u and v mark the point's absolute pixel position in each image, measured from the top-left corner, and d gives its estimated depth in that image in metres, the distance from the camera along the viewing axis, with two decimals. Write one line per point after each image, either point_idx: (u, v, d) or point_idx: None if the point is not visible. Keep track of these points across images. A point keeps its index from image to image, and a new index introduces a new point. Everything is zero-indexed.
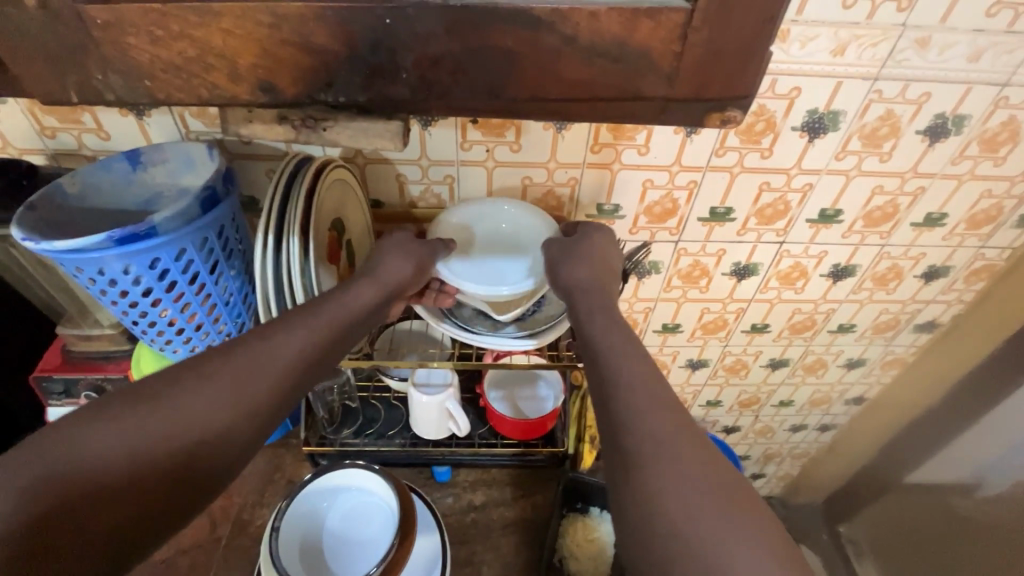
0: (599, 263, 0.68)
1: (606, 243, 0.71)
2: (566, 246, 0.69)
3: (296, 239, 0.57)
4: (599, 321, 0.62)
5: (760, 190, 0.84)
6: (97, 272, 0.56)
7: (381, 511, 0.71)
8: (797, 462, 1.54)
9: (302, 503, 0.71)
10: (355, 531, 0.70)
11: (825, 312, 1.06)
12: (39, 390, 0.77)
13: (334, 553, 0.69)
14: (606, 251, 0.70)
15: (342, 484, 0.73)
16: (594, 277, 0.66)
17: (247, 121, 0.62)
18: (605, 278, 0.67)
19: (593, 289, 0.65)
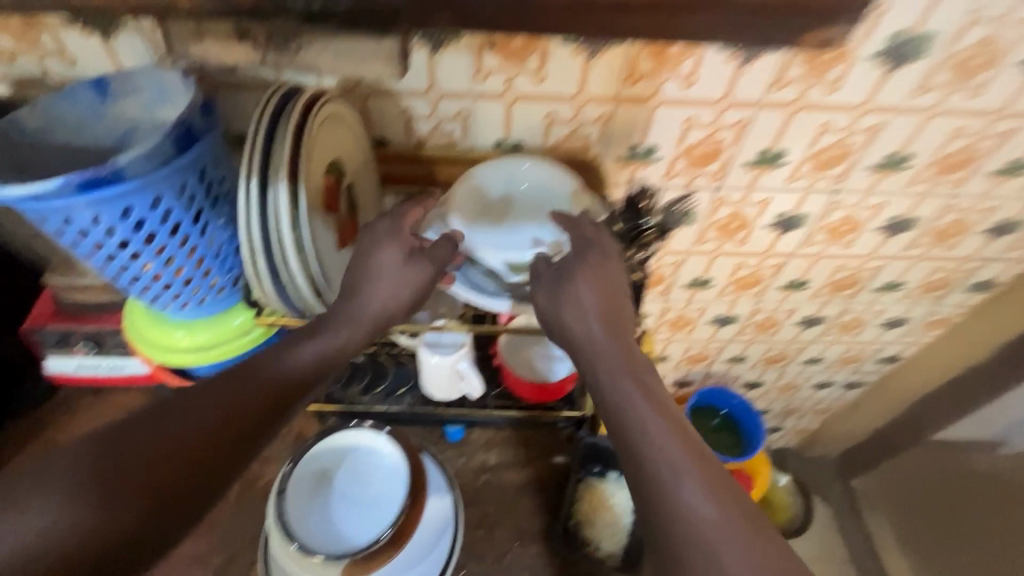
0: (602, 309, 0.56)
1: (602, 277, 0.57)
2: (556, 290, 0.57)
3: (284, 187, 0.49)
4: (614, 385, 0.51)
5: (820, 131, 0.73)
6: (64, 222, 0.49)
7: (391, 472, 0.67)
8: (817, 417, 1.50)
9: (309, 463, 0.67)
10: (364, 491, 0.67)
11: (872, 269, 0.97)
12: (33, 341, 0.73)
13: (342, 514, 0.65)
14: (607, 287, 0.56)
15: (351, 443, 0.69)
16: (602, 332, 0.55)
17: (197, 38, 0.57)
18: (613, 326, 0.55)
19: (605, 349, 0.54)
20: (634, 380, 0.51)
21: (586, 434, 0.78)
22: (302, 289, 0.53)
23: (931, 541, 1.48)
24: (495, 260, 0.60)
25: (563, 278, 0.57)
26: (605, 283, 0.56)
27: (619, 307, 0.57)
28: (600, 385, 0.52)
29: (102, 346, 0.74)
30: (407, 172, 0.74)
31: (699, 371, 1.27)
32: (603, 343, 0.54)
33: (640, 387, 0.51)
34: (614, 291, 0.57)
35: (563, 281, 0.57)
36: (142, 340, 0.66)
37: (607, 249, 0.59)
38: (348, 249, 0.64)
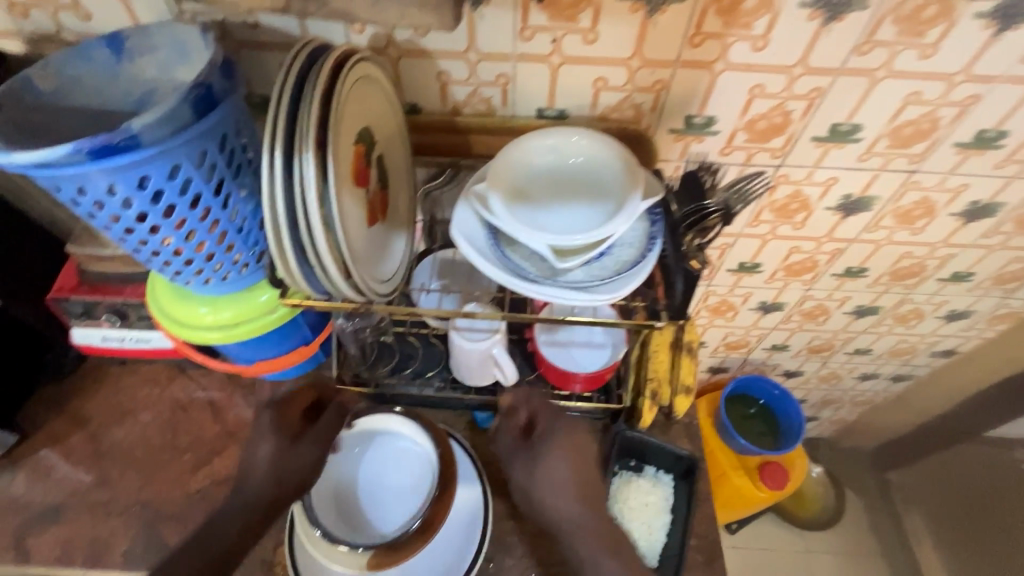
0: (581, 488, 0.60)
1: (575, 451, 0.61)
2: (531, 461, 0.61)
3: (311, 157, 0.44)
4: (591, 555, 0.58)
5: (905, 103, 0.64)
6: (78, 190, 0.46)
7: (417, 462, 0.65)
8: (856, 409, 1.43)
9: (333, 450, 0.65)
10: (391, 481, 0.65)
11: (941, 258, 0.89)
12: (59, 311, 0.71)
13: (368, 506, 0.64)
14: (578, 460, 0.61)
15: (377, 431, 0.67)
16: (580, 512, 0.59)
17: None
18: (590, 498, 0.60)
19: (583, 522, 0.59)
20: (612, 554, 0.58)
21: (622, 427, 0.75)
22: (329, 271, 0.48)
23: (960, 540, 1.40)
24: (535, 240, 0.51)
25: (535, 453, 0.61)
26: (576, 454, 0.61)
27: (593, 481, 0.61)
28: (583, 561, 0.58)
29: (127, 319, 0.73)
30: (440, 141, 0.68)
31: (735, 358, 1.22)
32: (581, 519, 0.59)
33: (618, 561, 0.57)
34: (587, 462, 0.61)
35: (536, 455, 0.60)
36: (164, 315, 0.63)
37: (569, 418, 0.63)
38: (377, 225, 0.59)
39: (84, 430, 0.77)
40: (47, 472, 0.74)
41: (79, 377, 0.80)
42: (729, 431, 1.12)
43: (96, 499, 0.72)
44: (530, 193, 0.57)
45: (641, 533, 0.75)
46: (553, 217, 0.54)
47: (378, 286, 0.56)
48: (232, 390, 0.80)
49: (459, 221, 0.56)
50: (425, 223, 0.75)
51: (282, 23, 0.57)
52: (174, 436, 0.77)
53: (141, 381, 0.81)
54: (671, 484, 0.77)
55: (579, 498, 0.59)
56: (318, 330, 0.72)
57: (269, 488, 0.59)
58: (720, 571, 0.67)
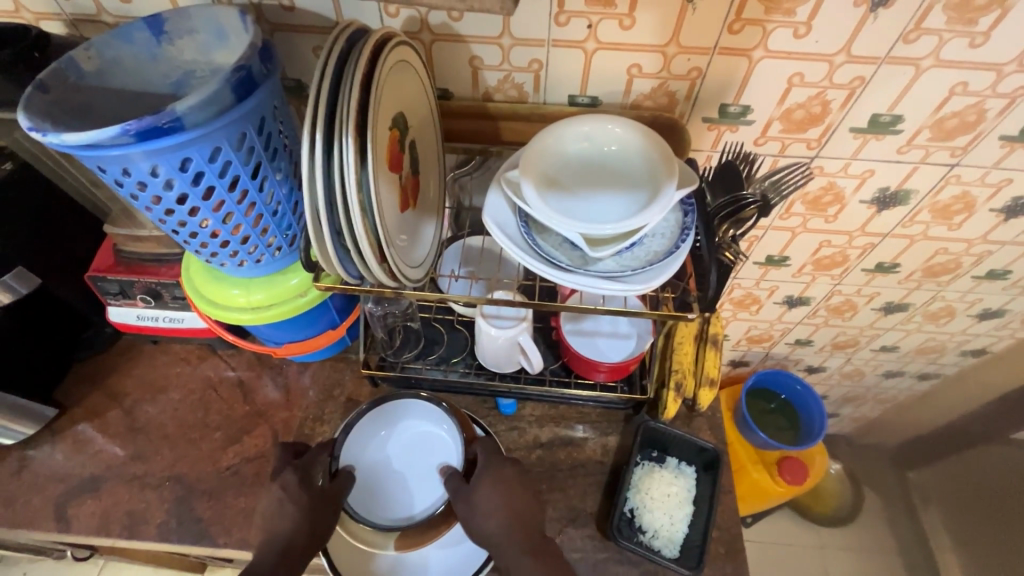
0: (510, 510, 0.59)
1: (501, 479, 0.61)
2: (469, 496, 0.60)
3: (350, 141, 0.44)
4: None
5: (950, 93, 0.62)
6: (122, 172, 0.47)
7: (441, 442, 0.67)
8: (879, 407, 1.41)
9: (355, 443, 0.65)
10: (418, 464, 0.66)
11: (977, 255, 0.87)
12: (96, 290, 0.73)
13: (400, 492, 0.64)
14: (509, 488, 0.61)
15: (396, 418, 0.68)
16: (505, 526, 0.58)
17: None
18: (520, 520, 0.59)
19: (504, 543, 0.58)
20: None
21: (646, 417, 0.75)
22: (363, 254, 0.49)
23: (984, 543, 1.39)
24: (566, 227, 0.50)
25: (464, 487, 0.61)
26: (505, 486, 0.61)
27: (527, 505, 0.61)
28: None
29: (161, 299, 0.74)
30: (471, 127, 0.68)
31: (757, 352, 1.21)
32: (511, 539, 0.58)
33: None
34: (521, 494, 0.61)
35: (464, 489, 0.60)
36: (198, 296, 0.65)
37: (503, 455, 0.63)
38: (409, 210, 0.59)
39: (119, 405, 0.79)
40: (85, 445, 0.76)
41: (114, 355, 0.83)
42: (749, 425, 1.11)
43: (131, 472, 0.74)
44: (562, 182, 0.56)
45: (663, 524, 0.75)
46: (584, 207, 0.54)
47: (410, 271, 0.56)
48: (261, 370, 0.82)
49: (491, 209, 0.56)
50: (452, 210, 0.75)
51: (318, 5, 0.57)
52: (205, 414, 0.79)
53: (173, 359, 0.83)
54: (693, 476, 0.78)
55: (511, 520, 0.59)
56: (345, 313, 0.73)
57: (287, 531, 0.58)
58: (742, 563, 0.67)
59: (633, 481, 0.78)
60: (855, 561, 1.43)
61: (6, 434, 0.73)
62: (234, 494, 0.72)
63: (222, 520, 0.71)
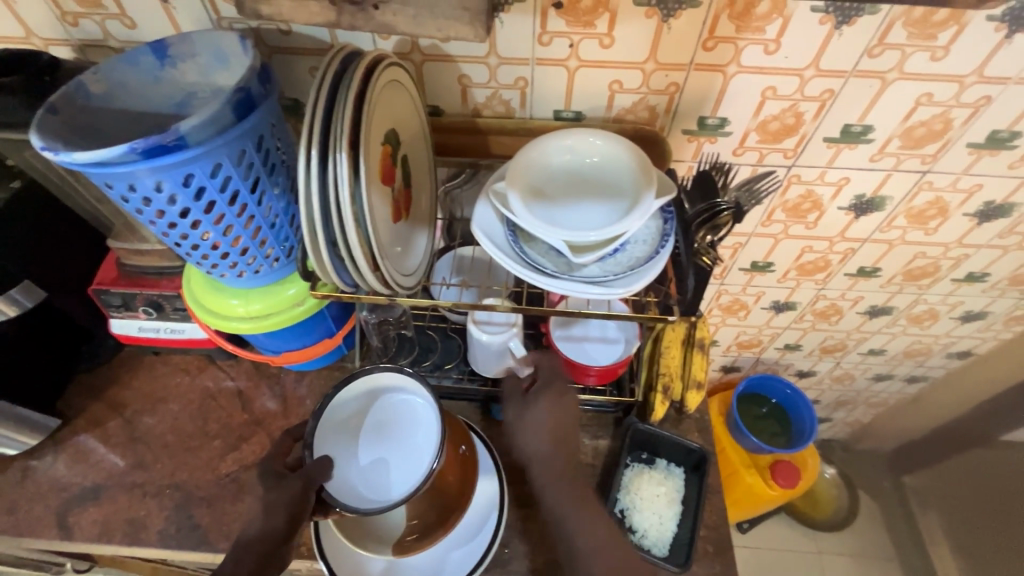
0: (555, 431, 0.61)
1: (558, 406, 0.62)
2: (524, 407, 0.63)
3: (344, 156, 0.47)
4: (558, 494, 0.59)
5: (916, 104, 0.65)
6: (129, 188, 0.49)
7: (419, 409, 0.65)
8: (871, 410, 1.43)
9: (326, 430, 0.63)
10: (396, 443, 0.64)
11: (955, 258, 0.89)
12: (99, 302, 0.75)
13: (387, 471, 0.62)
14: (564, 410, 0.62)
15: (368, 397, 0.66)
16: (551, 444, 0.61)
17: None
18: (563, 443, 0.61)
19: (546, 460, 0.60)
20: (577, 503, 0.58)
21: (635, 419, 0.77)
22: (357, 263, 0.51)
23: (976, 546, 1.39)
24: (550, 235, 0.53)
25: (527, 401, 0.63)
26: (560, 410, 0.62)
27: (573, 433, 0.62)
28: (547, 494, 0.60)
29: (162, 311, 0.77)
30: (459, 142, 0.70)
31: (748, 357, 1.23)
32: (554, 459, 0.60)
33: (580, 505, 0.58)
34: (569, 416, 0.62)
35: (527, 403, 0.63)
36: (199, 307, 0.67)
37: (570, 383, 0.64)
38: (401, 221, 0.62)
39: (119, 415, 0.81)
40: (86, 455, 0.78)
41: (116, 366, 0.85)
42: (740, 429, 1.13)
43: (132, 480, 0.76)
44: (547, 191, 0.59)
45: (653, 523, 0.79)
46: (568, 215, 0.57)
47: (403, 279, 0.59)
48: (259, 380, 0.84)
49: (480, 219, 0.59)
50: (445, 222, 0.79)
51: (314, 30, 0.60)
52: (204, 423, 0.80)
53: (173, 370, 0.85)
54: (682, 477, 0.80)
55: (556, 433, 0.61)
56: (341, 322, 0.75)
57: (259, 527, 0.56)
58: (730, 562, 0.69)
59: (624, 483, 0.80)
60: (852, 566, 1.44)
61: (10, 445, 0.75)
62: (232, 501, 0.74)
63: (221, 526, 0.72)
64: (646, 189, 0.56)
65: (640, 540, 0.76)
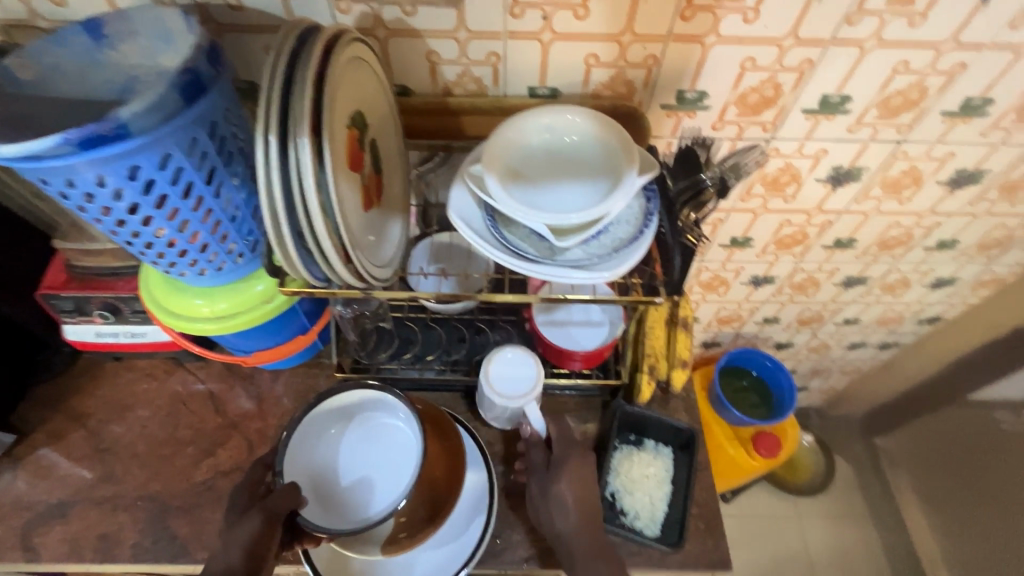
0: (581, 506, 0.63)
1: (581, 480, 0.64)
2: (547, 483, 0.64)
3: (306, 141, 0.43)
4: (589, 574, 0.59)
5: (893, 73, 0.65)
6: (67, 183, 0.45)
7: (394, 422, 0.65)
8: (845, 378, 1.46)
9: (298, 453, 0.61)
10: (374, 460, 0.63)
11: (927, 226, 0.91)
12: (49, 308, 0.70)
13: (369, 487, 0.62)
14: (586, 487, 0.64)
15: (339, 415, 0.65)
16: (580, 524, 0.61)
17: None
18: (588, 522, 0.62)
19: (576, 536, 0.61)
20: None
21: (623, 401, 0.76)
22: (328, 258, 0.48)
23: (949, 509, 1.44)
24: (532, 219, 0.50)
25: (550, 478, 0.64)
26: (582, 489, 0.63)
27: (597, 510, 0.63)
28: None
29: (120, 314, 0.72)
30: (433, 124, 0.67)
31: (728, 332, 1.24)
32: (583, 536, 0.61)
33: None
34: (593, 496, 0.64)
35: (551, 480, 0.64)
36: (159, 308, 0.63)
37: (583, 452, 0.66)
38: (373, 209, 0.58)
39: (83, 426, 0.76)
40: (49, 470, 0.73)
41: (75, 374, 0.80)
42: (722, 403, 1.14)
43: (101, 495, 0.72)
44: (525, 173, 0.56)
45: (643, 504, 0.76)
46: (549, 198, 0.55)
47: (378, 271, 0.56)
48: (232, 381, 0.80)
49: (457, 205, 0.56)
50: (419, 208, 0.75)
51: (264, 4, 0.56)
52: (175, 429, 0.76)
53: (138, 375, 0.80)
54: (671, 456, 0.79)
55: (578, 503, 0.63)
56: (315, 317, 0.72)
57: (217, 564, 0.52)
58: (721, 537, 0.69)
59: (614, 465, 0.80)
60: (831, 527, 1.49)
61: None
62: (211, 508, 0.71)
63: (201, 536, 0.69)
64: (628, 167, 0.54)
65: (632, 521, 0.72)
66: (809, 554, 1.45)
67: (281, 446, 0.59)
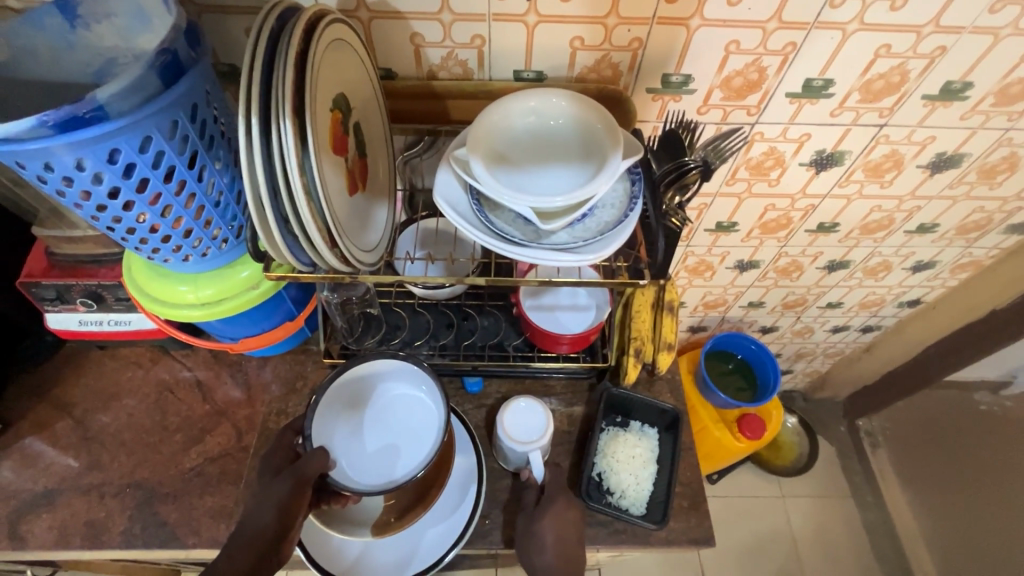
0: (560, 547, 0.61)
1: (564, 521, 0.63)
2: (532, 520, 0.64)
3: (289, 124, 0.43)
4: None
5: (876, 57, 0.65)
6: (45, 167, 0.44)
7: (415, 393, 0.67)
8: (829, 360, 1.49)
9: (323, 420, 0.62)
10: (396, 428, 0.65)
11: (908, 211, 0.92)
12: (30, 297, 0.69)
13: (392, 453, 0.63)
14: (569, 529, 0.62)
15: (361, 386, 0.66)
16: (557, 562, 0.60)
17: None
18: (567, 564, 0.60)
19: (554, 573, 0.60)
20: None
21: (609, 383, 0.78)
22: (314, 241, 0.48)
23: (959, 498, 1.47)
24: (516, 203, 0.50)
25: (536, 515, 0.63)
26: (566, 531, 0.62)
27: (579, 554, 0.62)
28: None
29: (103, 302, 0.71)
30: (419, 107, 0.67)
31: (714, 317, 1.25)
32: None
33: None
34: (576, 535, 0.63)
35: (535, 519, 0.63)
36: (144, 295, 0.62)
37: (573, 497, 0.65)
38: (358, 194, 0.58)
39: (68, 415, 0.76)
40: (35, 459, 0.73)
41: (59, 363, 0.79)
42: (708, 385, 1.16)
43: (88, 483, 0.71)
44: (514, 157, 0.56)
45: (629, 484, 0.78)
46: (537, 182, 0.55)
47: (364, 256, 0.56)
48: (219, 369, 0.80)
49: (445, 188, 0.56)
50: (406, 193, 0.76)
51: None
52: (162, 417, 0.76)
53: (123, 364, 0.80)
54: (656, 436, 0.82)
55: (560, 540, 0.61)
56: (302, 304, 0.72)
57: (249, 526, 0.53)
58: (704, 514, 0.71)
59: (600, 447, 0.81)
60: (814, 506, 1.53)
61: None
62: (199, 495, 0.71)
63: (190, 522, 0.69)
64: (614, 149, 0.53)
65: (618, 500, 0.75)
66: (792, 533, 1.49)
67: (311, 411, 0.60)
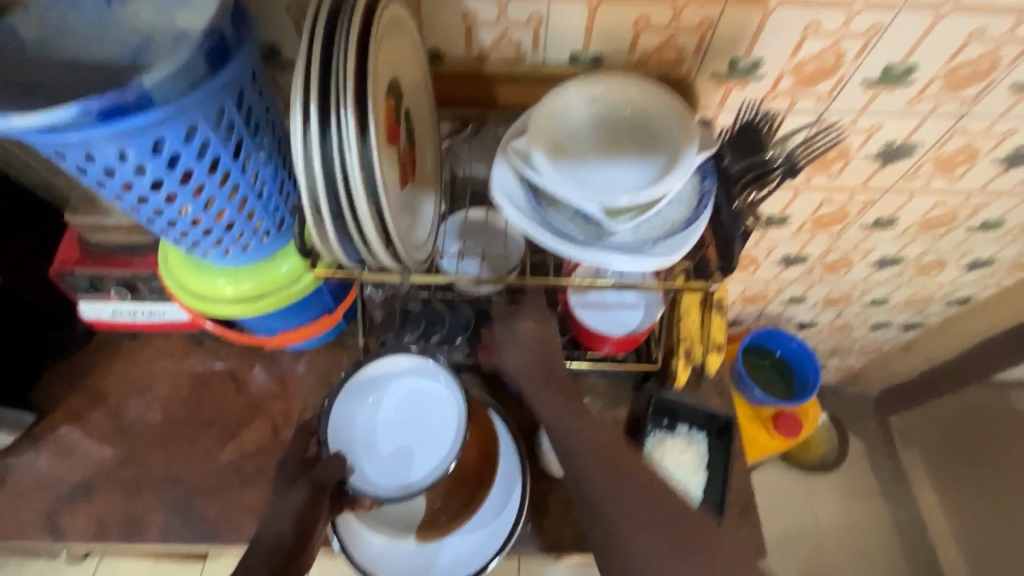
0: (538, 347, 0.68)
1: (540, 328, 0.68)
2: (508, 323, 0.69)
3: (349, 114, 0.39)
4: (548, 407, 0.64)
5: (967, 41, 0.60)
6: (86, 158, 0.41)
7: (433, 386, 0.63)
8: (864, 356, 1.45)
9: (339, 423, 0.60)
10: (416, 425, 0.62)
11: (973, 206, 0.87)
12: (64, 286, 0.67)
13: (413, 452, 0.60)
14: (544, 334, 0.68)
15: (376, 384, 0.63)
16: (530, 362, 0.67)
17: None
18: (545, 360, 0.67)
19: (530, 373, 0.67)
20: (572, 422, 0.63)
21: (654, 386, 0.76)
22: (368, 239, 0.45)
23: None
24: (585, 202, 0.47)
25: (509, 318, 0.68)
26: (540, 335, 0.68)
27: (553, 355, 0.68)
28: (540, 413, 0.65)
29: (137, 292, 0.69)
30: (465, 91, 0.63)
31: (751, 311, 1.21)
32: (537, 370, 0.67)
33: (573, 424, 0.63)
34: (549, 335, 0.68)
35: (510, 322, 0.68)
36: (177, 288, 0.60)
37: None
38: (407, 186, 0.54)
39: (102, 406, 0.75)
40: (70, 449, 0.72)
41: (91, 353, 0.78)
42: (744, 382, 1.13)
43: (124, 475, 0.70)
44: (573, 148, 0.52)
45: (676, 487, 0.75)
46: (599, 176, 0.51)
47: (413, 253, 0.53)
48: (253, 360, 0.78)
49: (500, 182, 0.52)
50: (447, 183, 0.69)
51: None
52: (197, 409, 0.75)
53: (156, 354, 0.78)
54: (705, 441, 0.76)
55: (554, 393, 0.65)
56: (339, 298, 0.70)
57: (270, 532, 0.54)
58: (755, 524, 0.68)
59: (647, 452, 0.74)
60: (842, 504, 1.50)
61: None
62: (237, 490, 0.70)
63: (228, 517, 0.68)
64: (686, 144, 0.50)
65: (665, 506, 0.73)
66: (819, 529, 1.47)
67: (326, 412, 0.60)
